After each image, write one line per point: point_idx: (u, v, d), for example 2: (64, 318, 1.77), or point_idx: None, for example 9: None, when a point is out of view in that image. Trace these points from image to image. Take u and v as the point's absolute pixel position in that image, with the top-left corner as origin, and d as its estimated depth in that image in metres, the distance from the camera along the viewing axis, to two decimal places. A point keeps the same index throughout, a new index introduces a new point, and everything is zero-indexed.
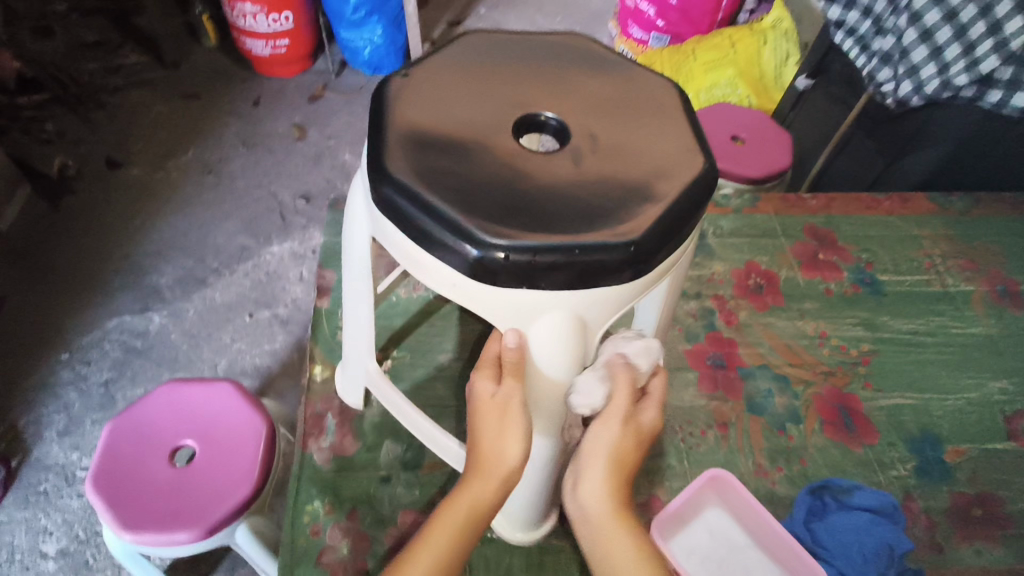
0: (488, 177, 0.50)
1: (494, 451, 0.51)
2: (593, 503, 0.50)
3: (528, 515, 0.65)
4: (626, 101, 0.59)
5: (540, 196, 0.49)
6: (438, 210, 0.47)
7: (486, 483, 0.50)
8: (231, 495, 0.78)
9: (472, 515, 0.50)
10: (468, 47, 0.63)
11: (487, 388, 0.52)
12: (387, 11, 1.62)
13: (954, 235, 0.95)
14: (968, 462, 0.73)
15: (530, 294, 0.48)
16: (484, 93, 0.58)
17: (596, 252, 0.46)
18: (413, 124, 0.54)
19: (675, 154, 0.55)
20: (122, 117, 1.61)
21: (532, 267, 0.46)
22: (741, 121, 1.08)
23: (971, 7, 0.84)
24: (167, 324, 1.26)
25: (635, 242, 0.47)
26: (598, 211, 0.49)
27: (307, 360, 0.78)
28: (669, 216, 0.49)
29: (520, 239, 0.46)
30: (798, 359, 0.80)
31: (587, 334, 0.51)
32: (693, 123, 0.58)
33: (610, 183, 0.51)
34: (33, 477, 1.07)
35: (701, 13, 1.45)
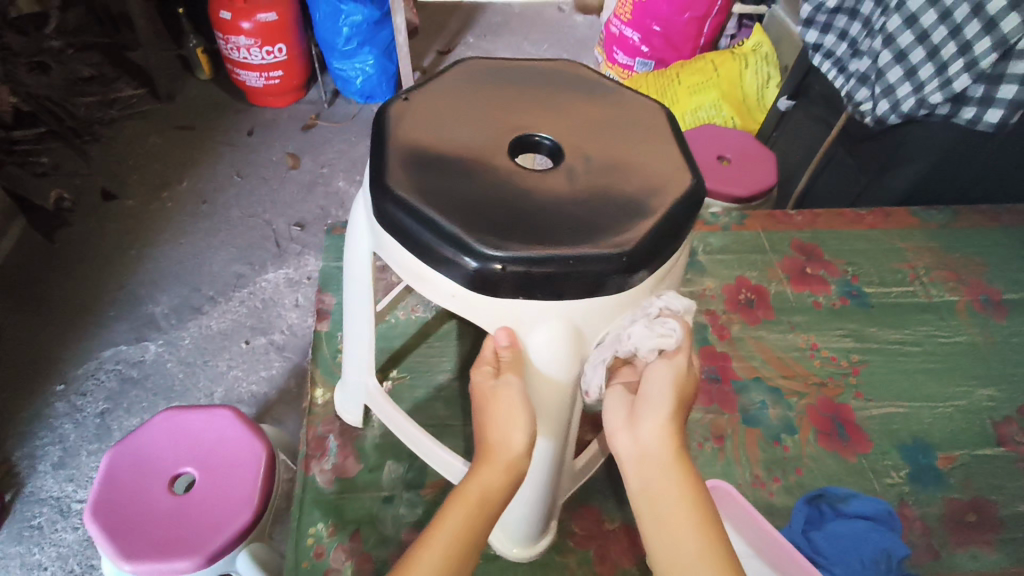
0: (486, 192, 0.52)
1: (500, 438, 0.51)
2: (654, 443, 0.48)
3: (526, 530, 0.65)
4: (615, 124, 0.62)
5: (534, 210, 0.51)
6: (437, 223, 0.49)
7: (494, 470, 0.50)
8: (232, 522, 0.78)
9: (483, 501, 0.48)
10: (471, 74, 0.66)
11: (488, 380, 0.53)
12: (378, 42, 1.67)
13: (936, 248, 0.97)
14: (960, 468, 0.74)
15: (527, 303, 0.50)
16: (479, 116, 0.60)
17: (590, 262, 0.48)
18: (412, 142, 0.56)
19: (664, 172, 0.57)
20: (117, 150, 1.63)
21: (528, 278, 0.48)
22: (726, 141, 1.11)
23: (941, 29, 0.88)
24: (163, 353, 1.26)
25: (627, 254, 0.49)
26: (592, 225, 0.51)
27: (307, 383, 0.79)
28: (661, 230, 0.51)
29: (516, 249, 0.48)
30: (790, 371, 0.81)
31: (588, 345, 0.52)
32: (682, 143, 0.61)
33: (602, 198, 0.53)
34: (27, 511, 1.06)
35: (684, 39, 1.49)
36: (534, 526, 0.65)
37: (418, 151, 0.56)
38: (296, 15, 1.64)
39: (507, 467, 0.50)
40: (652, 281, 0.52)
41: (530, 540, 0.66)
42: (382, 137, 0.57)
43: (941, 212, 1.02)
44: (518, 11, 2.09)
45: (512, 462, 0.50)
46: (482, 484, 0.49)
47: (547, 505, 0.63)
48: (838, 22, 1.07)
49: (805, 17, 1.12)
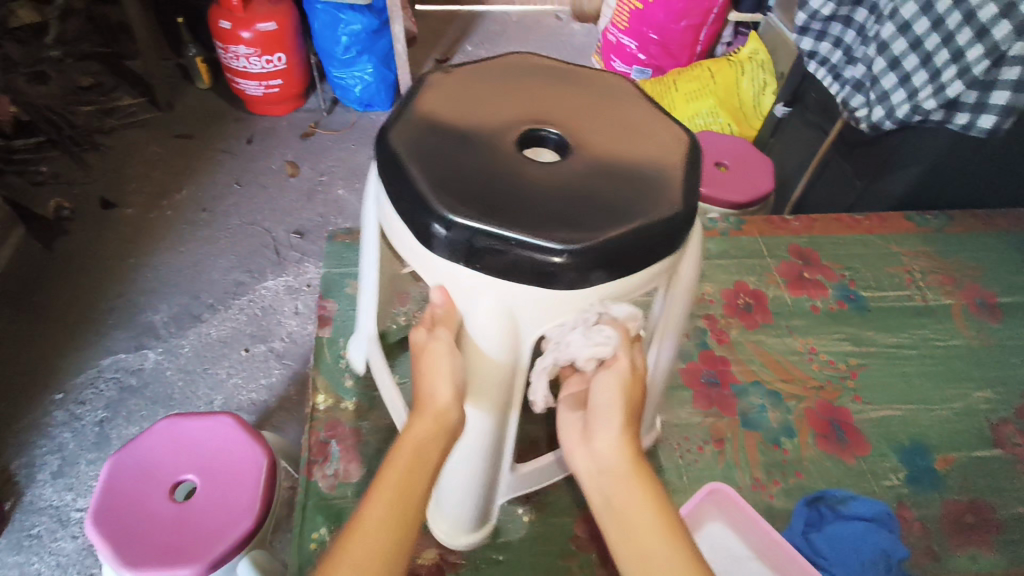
0: (469, 176, 0.53)
1: (426, 391, 0.51)
2: (610, 454, 0.48)
3: (460, 517, 0.65)
4: (629, 127, 0.63)
5: (506, 196, 0.52)
6: (412, 184, 0.52)
7: (424, 420, 0.49)
8: (232, 529, 0.78)
9: (419, 449, 0.48)
10: (509, 70, 0.68)
11: (422, 336, 0.54)
12: (377, 50, 1.68)
13: (932, 252, 0.98)
14: (958, 470, 0.75)
15: (468, 271, 0.51)
16: (487, 108, 0.62)
17: (530, 249, 0.48)
18: (418, 122, 0.59)
19: (660, 190, 0.55)
20: (116, 159, 1.64)
21: (471, 247, 0.50)
22: (723, 149, 1.13)
23: (934, 36, 0.89)
24: (162, 361, 1.26)
25: (575, 251, 0.49)
26: (556, 217, 0.51)
27: (310, 389, 0.79)
28: (623, 243, 0.50)
29: (468, 218, 0.49)
30: (789, 375, 0.82)
31: (524, 327, 0.53)
32: (688, 151, 0.61)
33: (583, 200, 0.53)
34: (26, 520, 1.06)
35: (680, 47, 1.51)
36: (469, 513, 0.65)
37: (419, 134, 0.57)
38: (295, 24, 1.66)
39: (437, 417, 0.50)
40: (609, 289, 0.52)
41: (462, 528, 0.66)
42: (400, 113, 0.60)
43: (936, 217, 1.03)
44: (515, 19, 2.11)
45: (442, 412, 0.50)
46: (415, 434, 0.49)
47: (482, 489, 0.63)
48: (833, 30, 1.08)
49: (800, 25, 1.12)
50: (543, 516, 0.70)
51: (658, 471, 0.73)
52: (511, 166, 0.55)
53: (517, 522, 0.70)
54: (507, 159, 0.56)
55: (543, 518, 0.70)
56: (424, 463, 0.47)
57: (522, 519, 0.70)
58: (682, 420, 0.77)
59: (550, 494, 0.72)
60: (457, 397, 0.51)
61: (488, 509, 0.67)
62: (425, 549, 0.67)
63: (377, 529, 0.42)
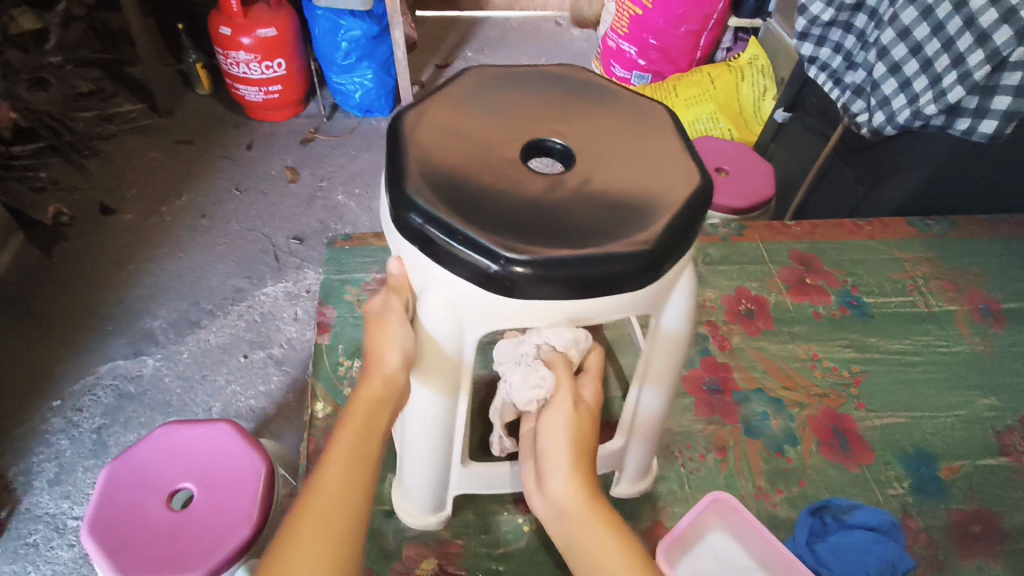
0: (454, 175, 0.53)
1: (376, 357, 0.53)
2: (565, 497, 0.49)
3: (415, 499, 0.65)
4: (641, 137, 0.60)
5: (476, 199, 0.51)
6: (398, 165, 0.53)
7: (371, 386, 0.52)
8: (230, 538, 0.77)
9: (367, 414, 0.51)
10: (555, 79, 0.66)
11: (376, 305, 0.55)
12: (377, 56, 1.68)
13: (934, 258, 0.98)
14: (963, 478, 0.74)
15: (424, 259, 0.51)
16: (498, 107, 0.61)
17: (473, 248, 0.47)
18: (429, 112, 0.59)
19: (641, 220, 0.51)
20: (116, 165, 1.63)
21: (423, 234, 0.49)
22: (724, 154, 1.12)
23: (935, 42, 0.89)
24: (161, 368, 1.26)
25: (520, 263, 0.47)
26: (516, 228, 0.49)
27: (308, 397, 0.78)
28: (567, 270, 0.47)
29: (430, 204, 0.49)
30: (791, 382, 0.81)
31: (469, 323, 0.52)
32: (693, 151, 0.59)
33: (552, 218, 0.51)
34: (22, 528, 1.05)
35: (680, 52, 1.51)
36: (423, 496, 0.64)
37: (425, 123, 0.57)
38: (295, 30, 1.66)
39: (383, 382, 0.52)
40: (563, 305, 0.49)
41: (420, 511, 0.66)
42: (423, 98, 0.61)
43: (939, 222, 1.02)
44: (514, 25, 2.11)
45: (388, 378, 0.52)
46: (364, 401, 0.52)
47: (433, 476, 0.62)
48: (833, 35, 1.08)
49: (800, 30, 1.12)
50: (544, 524, 0.68)
51: (659, 479, 0.72)
52: (510, 170, 0.55)
53: (518, 531, 0.68)
54: (507, 164, 0.55)
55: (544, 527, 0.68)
56: (373, 427, 0.51)
57: (523, 528, 0.68)
58: (684, 427, 0.77)
59: None
60: (404, 365, 0.53)
61: (443, 498, 0.65)
62: (425, 559, 0.66)
63: (334, 490, 0.46)
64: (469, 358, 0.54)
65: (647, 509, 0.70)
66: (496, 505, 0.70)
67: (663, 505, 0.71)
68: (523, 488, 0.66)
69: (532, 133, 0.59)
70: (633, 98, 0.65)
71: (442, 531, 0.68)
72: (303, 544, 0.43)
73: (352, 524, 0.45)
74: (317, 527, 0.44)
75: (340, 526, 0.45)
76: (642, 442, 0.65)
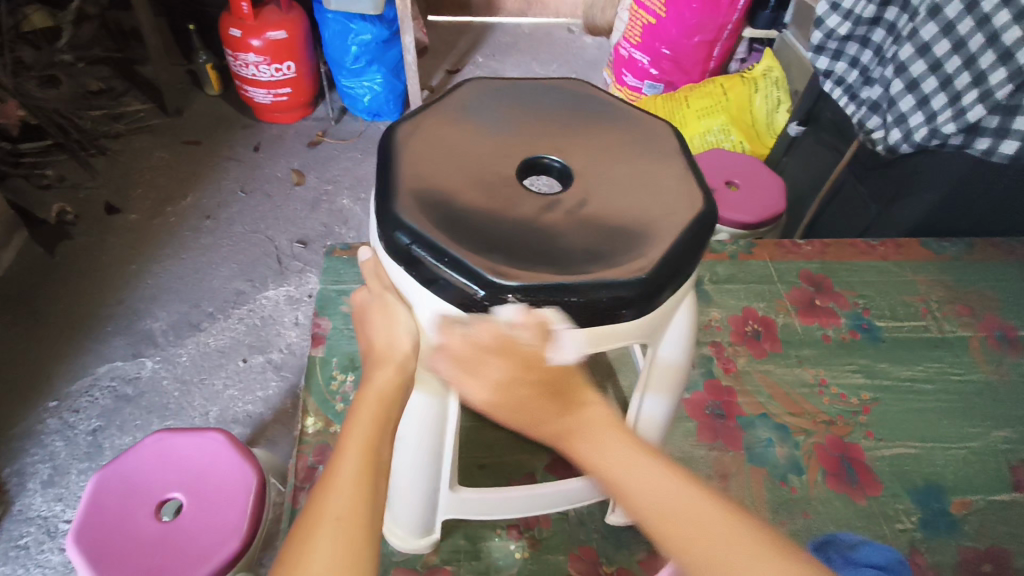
0: (446, 194, 0.51)
1: (385, 340, 0.50)
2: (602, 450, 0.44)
3: (403, 521, 0.62)
4: (645, 156, 0.58)
5: (467, 219, 0.49)
6: (390, 181, 0.51)
7: (385, 371, 0.48)
8: (217, 551, 0.76)
9: (382, 405, 0.47)
10: (561, 91, 0.64)
11: (365, 295, 0.53)
12: (386, 60, 1.67)
13: (949, 281, 0.95)
14: (975, 514, 0.71)
15: (410, 278, 0.50)
16: (498, 120, 0.59)
17: (461, 271, 0.46)
18: (425, 124, 0.57)
19: (638, 245, 0.49)
20: (123, 164, 1.63)
21: (411, 255, 0.47)
22: (734, 168, 1.10)
23: (955, 58, 0.86)
24: (160, 371, 1.25)
25: (511, 290, 0.45)
26: (508, 253, 0.47)
27: (300, 411, 0.77)
28: (559, 299, 0.45)
29: (419, 223, 0.48)
30: (798, 408, 0.79)
31: None
32: (696, 171, 0.57)
33: (545, 242, 0.49)
34: (15, 530, 1.04)
35: (693, 63, 1.48)
36: (411, 519, 0.62)
37: (421, 137, 0.55)
38: (306, 33, 1.65)
39: (399, 368, 0.49)
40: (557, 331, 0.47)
41: (408, 533, 0.64)
42: (421, 108, 0.59)
43: (954, 244, 0.99)
44: (526, 31, 2.10)
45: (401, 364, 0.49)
46: (376, 388, 0.48)
47: (422, 498, 0.60)
48: (850, 49, 1.05)
49: (816, 43, 1.09)
50: (537, 552, 0.66)
51: None
52: (508, 189, 0.53)
53: (510, 557, 0.66)
54: (505, 182, 0.53)
55: (536, 555, 0.66)
56: (388, 421, 0.47)
57: (515, 556, 0.66)
58: (685, 453, 0.74)
59: (543, 530, 0.68)
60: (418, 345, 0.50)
61: (432, 521, 0.63)
62: None
63: (351, 492, 0.42)
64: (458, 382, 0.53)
65: (643, 539, 0.68)
66: (487, 530, 0.68)
67: None
68: (512, 513, 0.65)
69: (532, 149, 0.57)
70: (640, 116, 0.63)
71: (431, 555, 0.66)
72: (320, 548, 0.39)
73: (373, 524, 0.41)
74: (338, 529, 0.40)
75: (362, 527, 0.41)
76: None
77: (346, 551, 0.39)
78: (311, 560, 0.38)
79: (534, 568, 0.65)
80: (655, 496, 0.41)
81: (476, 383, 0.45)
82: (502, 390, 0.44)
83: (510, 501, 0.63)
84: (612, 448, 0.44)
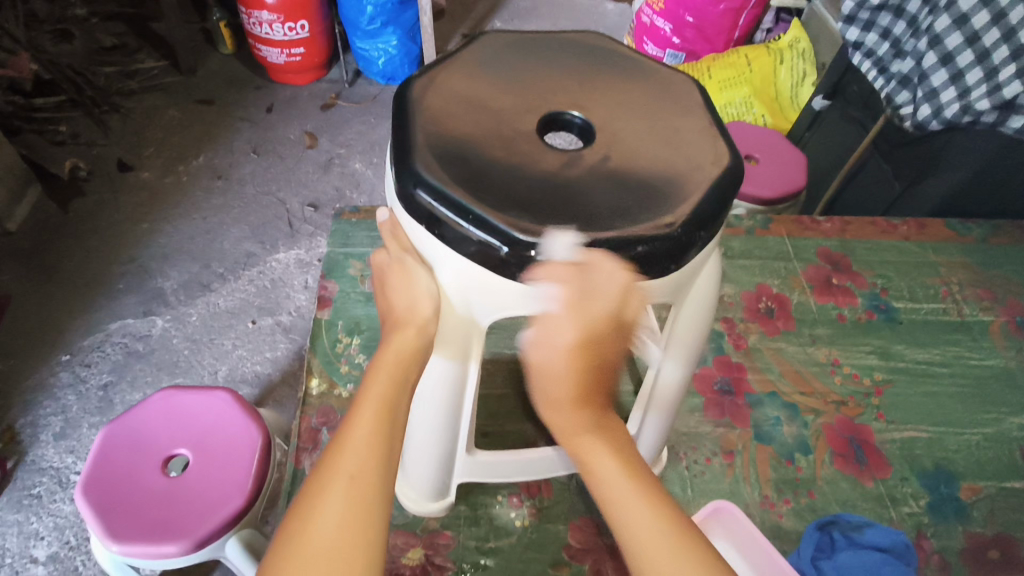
0: (464, 147, 0.49)
1: (405, 305, 0.48)
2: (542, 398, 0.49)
3: (419, 485, 0.63)
4: (668, 113, 0.55)
5: (486, 174, 0.47)
6: (403, 133, 0.49)
7: (405, 334, 0.47)
8: (223, 507, 0.76)
9: (399, 369, 0.46)
10: (581, 47, 0.61)
11: (383, 257, 0.51)
12: (402, 22, 1.63)
13: (971, 264, 0.92)
14: (984, 500, 0.70)
15: (430, 237, 0.47)
16: (515, 75, 0.57)
17: (485, 228, 0.43)
18: (439, 78, 0.54)
19: (665, 201, 0.47)
20: (135, 122, 1.61)
21: (431, 213, 0.45)
22: (755, 141, 1.07)
23: (993, 30, 0.83)
24: (170, 329, 1.25)
25: (536, 248, 0.43)
26: (530, 209, 0.45)
27: (304, 372, 0.77)
28: (587, 256, 0.43)
29: (438, 179, 0.45)
30: (808, 388, 0.77)
31: (480, 308, 0.49)
32: (722, 128, 0.54)
33: (570, 198, 0.46)
34: (27, 479, 1.06)
35: (717, 31, 1.43)
36: (427, 483, 0.62)
37: (435, 90, 0.53)
38: None
39: (418, 332, 0.47)
40: None
41: (423, 496, 0.64)
42: (435, 62, 0.57)
43: (980, 226, 0.96)
44: None
45: (421, 328, 0.47)
46: (393, 352, 0.47)
47: (438, 461, 0.60)
48: (882, 20, 1.01)
49: (846, 13, 1.06)
50: (537, 521, 0.66)
51: (661, 480, 0.69)
52: (525, 145, 0.50)
53: (510, 524, 0.66)
54: (522, 138, 0.51)
55: (537, 523, 0.66)
56: (405, 386, 0.46)
57: (515, 523, 0.66)
58: (691, 428, 0.74)
59: (544, 499, 0.67)
60: (440, 309, 0.48)
61: (448, 484, 0.63)
62: (410, 547, 0.64)
63: (363, 451, 0.42)
64: (478, 347, 0.51)
65: None
66: (489, 496, 0.68)
67: None
68: (522, 476, 0.65)
69: (550, 105, 0.54)
70: (666, 74, 0.60)
71: (432, 520, 0.66)
72: (330, 503, 0.39)
73: (386, 485, 0.41)
74: (351, 485, 0.40)
75: (373, 488, 0.41)
76: (657, 419, 0.62)
77: (356, 509, 0.39)
78: (326, 512, 0.39)
79: (536, 536, 0.65)
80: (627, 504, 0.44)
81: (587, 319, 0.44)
82: (595, 344, 0.45)
83: (520, 463, 0.63)
84: (597, 447, 0.48)
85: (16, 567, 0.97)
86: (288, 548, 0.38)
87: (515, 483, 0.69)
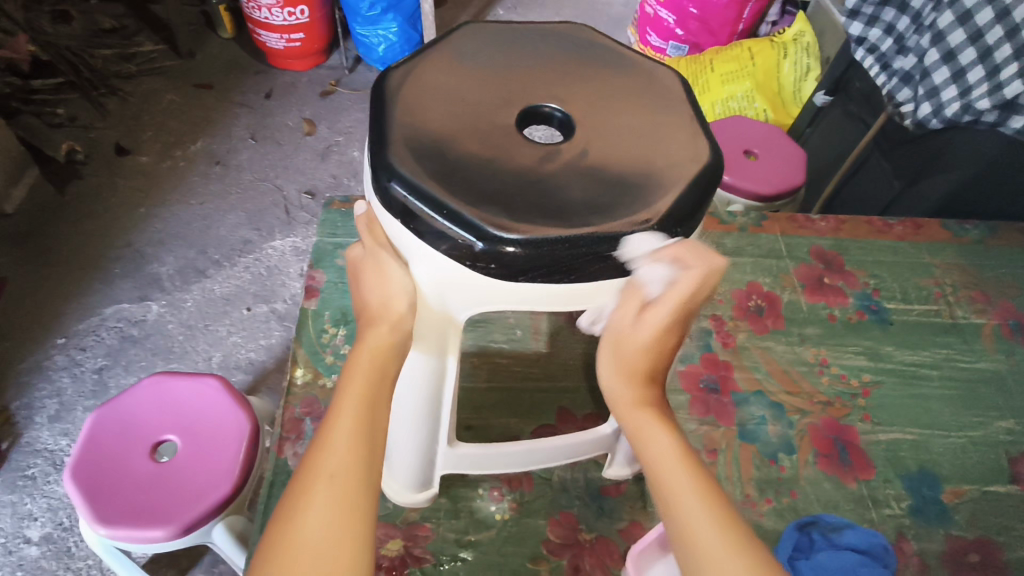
0: (441, 142, 0.48)
1: (380, 300, 0.48)
2: (611, 379, 0.51)
3: (402, 477, 0.63)
4: (651, 110, 0.54)
5: (463, 169, 0.46)
6: (379, 126, 0.49)
7: (379, 330, 0.47)
8: (211, 493, 0.77)
9: (376, 366, 0.46)
10: (568, 39, 0.61)
11: (358, 252, 0.51)
12: (403, 9, 1.61)
13: (967, 266, 0.91)
14: (967, 504, 0.70)
15: (404, 232, 0.47)
16: (497, 68, 0.56)
17: (460, 223, 0.43)
18: (420, 70, 0.54)
19: (642, 197, 0.46)
20: (133, 105, 1.61)
21: (405, 207, 0.45)
22: (752, 137, 1.06)
23: (998, 28, 0.81)
24: (165, 314, 1.26)
25: (510, 243, 0.42)
26: (505, 205, 0.44)
27: (289, 362, 0.77)
28: (561, 253, 0.43)
29: (414, 173, 0.45)
30: (795, 387, 0.77)
31: (455, 302, 0.48)
32: (704, 125, 0.54)
33: (546, 193, 0.46)
34: (22, 461, 1.07)
35: (721, 24, 1.41)
36: (409, 475, 0.62)
37: (416, 83, 0.53)
38: None
39: (392, 328, 0.47)
40: (557, 288, 0.46)
41: (405, 487, 0.64)
42: (418, 54, 0.56)
43: (976, 227, 0.95)
44: None
45: (396, 323, 0.47)
46: (370, 347, 0.47)
47: (418, 453, 0.60)
48: (886, 15, 1.00)
49: (851, 7, 1.04)
50: (518, 515, 0.66)
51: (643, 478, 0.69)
52: (504, 138, 0.50)
53: (490, 518, 0.66)
54: (503, 132, 0.50)
55: (517, 518, 0.66)
56: (383, 381, 0.46)
57: (495, 517, 0.66)
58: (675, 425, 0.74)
59: (525, 493, 0.68)
60: (414, 304, 0.48)
61: (430, 476, 0.64)
62: (390, 539, 0.64)
63: (345, 448, 0.42)
64: (455, 341, 0.51)
65: (627, 507, 0.67)
66: (470, 490, 0.68)
67: (645, 505, 0.67)
68: (504, 469, 0.65)
69: (532, 99, 0.54)
70: (654, 68, 0.59)
71: (412, 512, 0.66)
72: (317, 502, 0.39)
73: (368, 482, 0.41)
74: (332, 485, 0.40)
75: (359, 482, 0.41)
76: None
77: (343, 505, 0.40)
78: (307, 512, 0.39)
79: (516, 531, 0.65)
80: (680, 490, 0.45)
81: (651, 316, 0.48)
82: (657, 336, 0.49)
83: (501, 457, 0.63)
84: (660, 434, 0.48)
85: (9, 547, 0.99)
86: (276, 550, 0.38)
87: (497, 477, 0.69)
